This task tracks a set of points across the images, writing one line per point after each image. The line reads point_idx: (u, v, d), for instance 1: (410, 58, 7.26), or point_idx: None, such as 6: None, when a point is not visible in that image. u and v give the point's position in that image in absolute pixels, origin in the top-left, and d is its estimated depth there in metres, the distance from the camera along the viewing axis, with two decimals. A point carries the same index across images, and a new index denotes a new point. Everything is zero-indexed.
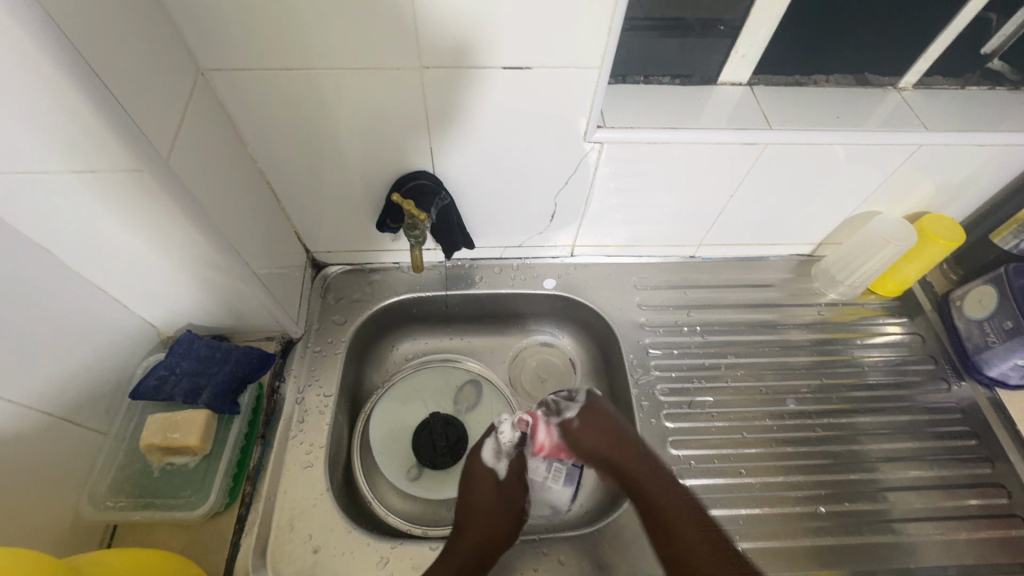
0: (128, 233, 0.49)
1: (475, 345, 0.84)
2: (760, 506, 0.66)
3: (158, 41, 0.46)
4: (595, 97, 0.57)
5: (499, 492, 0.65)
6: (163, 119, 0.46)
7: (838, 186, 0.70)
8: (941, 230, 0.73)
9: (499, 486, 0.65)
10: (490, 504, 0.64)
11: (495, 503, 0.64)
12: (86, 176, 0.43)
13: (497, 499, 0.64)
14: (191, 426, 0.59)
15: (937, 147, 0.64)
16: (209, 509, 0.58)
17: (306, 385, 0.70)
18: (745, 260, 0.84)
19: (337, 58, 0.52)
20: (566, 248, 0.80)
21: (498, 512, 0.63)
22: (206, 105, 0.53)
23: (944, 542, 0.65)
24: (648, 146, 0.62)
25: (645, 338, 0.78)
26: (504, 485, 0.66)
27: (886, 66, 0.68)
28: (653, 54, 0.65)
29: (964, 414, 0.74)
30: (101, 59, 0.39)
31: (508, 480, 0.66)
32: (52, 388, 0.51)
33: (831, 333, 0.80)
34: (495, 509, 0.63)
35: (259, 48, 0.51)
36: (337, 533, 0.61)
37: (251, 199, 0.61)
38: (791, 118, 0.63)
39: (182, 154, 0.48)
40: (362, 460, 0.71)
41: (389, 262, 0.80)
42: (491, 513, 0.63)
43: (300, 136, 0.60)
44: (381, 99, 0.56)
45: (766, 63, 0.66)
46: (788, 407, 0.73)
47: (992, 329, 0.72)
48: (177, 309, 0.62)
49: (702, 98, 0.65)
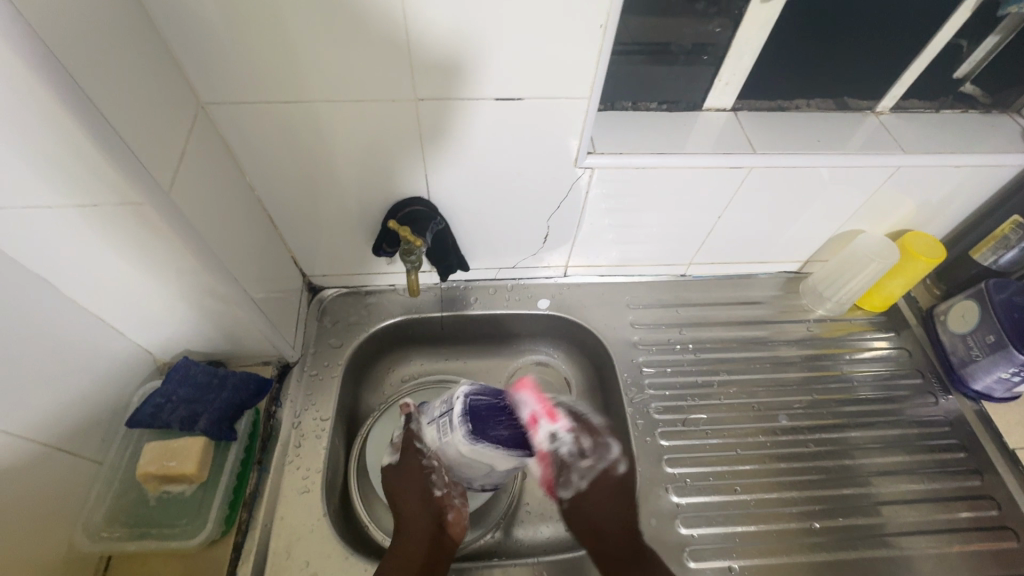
0: (127, 263, 0.50)
1: (470, 366, 0.84)
2: (755, 523, 0.66)
3: (158, 78, 0.47)
4: (585, 124, 0.59)
5: (404, 477, 0.65)
6: (163, 152, 0.47)
7: (823, 206, 0.72)
8: (923, 247, 0.75)
9: (403, 467, 0.66)
10: (402, 489, 0.65)
11: (405, 490, 0.64)
12: (87, 209, 0.43)
13: (407, 484, 0.65)
14: (188, 453, 0.59)
15: (914, 168, 0.66)
16: (204, 538, 0.58)
17: (302, 409, 0.70)
18: (734, 277, 0.86)
19: (332, 90, 0.54)
20: (560, 268, 0.82)
21: (414, 498, 0.64)
22: (205, 138, 0.54)
23: (937, 555, 0.65)
24: (637, 170, 0.64)
25: (639, 356, 0.79)
26: (405, 468, 0.66)
27: (865, 91, 0.70)
28: (640, 81, 0.67)
29: (952, 427, 0.75)
30: (103, 96, 0.40)
31: (408, 460, 0.66)
32: (48, 419, 0.51)
33: (821, 348, 0.81)
34: (409, 497, 0.64)
35: (258, 81, 0.52)
36: (333, 559, 0.60)
37: (248, 224, 0.61)
38: (773, 142, 0.66)
39: (181, 185, 0.49)
40: (358, 482, 0.71)
41: (384, 284, 0.81)
42: (405, 497, 0.64)
43: (296, 165, 0.61)
44: (377, 128, 0.58)
45: (749, 89, 0.69)
46: (780, 423, 0.75)
47: (975, 342, 0.73)
48: (175, 335, 0.62)
49: (689, 123, 0.68)
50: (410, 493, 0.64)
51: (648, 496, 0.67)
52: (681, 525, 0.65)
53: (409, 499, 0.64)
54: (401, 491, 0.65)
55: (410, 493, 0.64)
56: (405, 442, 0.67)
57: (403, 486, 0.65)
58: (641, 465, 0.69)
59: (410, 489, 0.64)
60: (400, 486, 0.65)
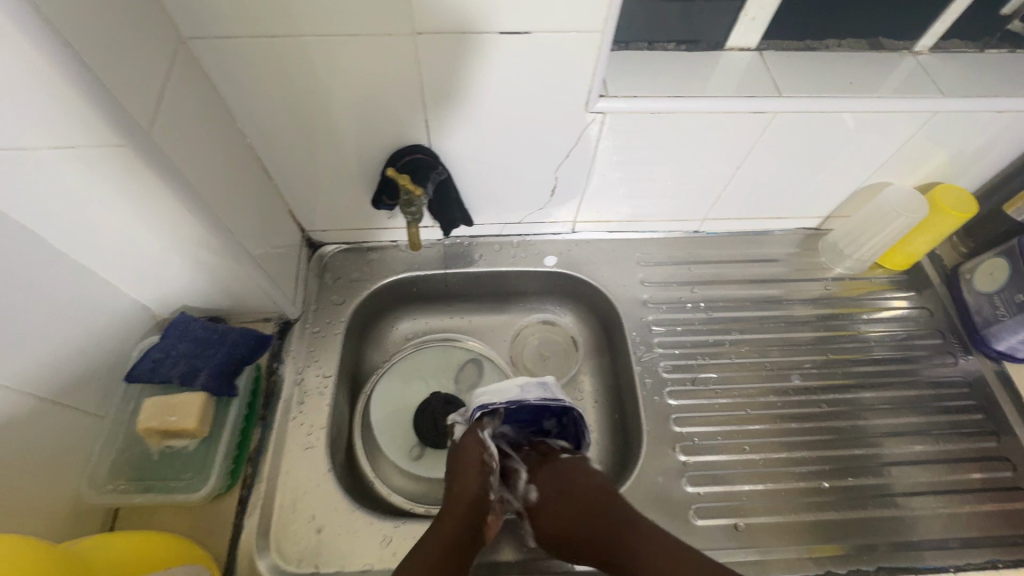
0: (113, 213, 0.47)
1: (475, 325, 0.82)
2: (763, 482, 0.66)
3: (132, 7, 0.43)
4: (597, 65, 0.55)
5: (466, 461, 0.58)
6: (140, 89, 0.43)
7: (850, 156, 0.68)
8: (953, 202, 0.71)
9: (461, 449, 0.59)
10: (465, 475, 0.57)
11: (462, 479, 0.57)
12: (63, 153, 0.40)
13: (464, 475, 0.57)
14: (189, 409, 0.59)
15: (953, 114, 0.61)
16: (208, 492, 0.58)
17: (304, 366, 0.69)
18: (749, 234, 0.82)
19: (323, 25, 0.50)
20: (568, 224, 0.78)
21: (467, 489, 0.56)
22: (187, 77, 0.50)
23: (947, 515, 0.65)
24: (652, 116, 0.60)
25: (648, 315, 0.76)
26: (465, 450, 0.59)
27: (902, 29, 0.65)
28: (656, 18, 0.62)
29: (970, 388, 0.73)
30: (73, 25, 0.37)
31: (470, 445, 0.59)
32: (45, 374, 0.50)
33: (837, 308, 0.79)
34: (461, 486, 0.57)
35: (243, 15, 0.48)
36: (340, 513, 0.61)
37: (240, 174, 0.58)
38: (800, 85, 0.61)
39: (163, 128, 0.46)
40: (364, 440, 0.71)
41: (386, 241, 0.79)
42: (460, 484, 0.57)
43: (289, 110, 0.58)
44: (373, 70, 0.54)
45: (775, 27, 0.63)
46: (792, 383, 0.73)
47: (1002, 302, 0.70)
48: (171, 290, 0.61)
49: (709, 64, 0.63)
50: (463, 484, 0.57)
51: (655, 454, 0.67)
52: (688, 483, 0.65)
53: (464, 488, 0.56)
54: (457, 477, 0.57)
55: (462, 485, 0.57)
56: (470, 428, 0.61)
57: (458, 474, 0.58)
58: (648, 425, 0.68)
59: (467, 483, 0.57)
60: (456, 472, 0.58)
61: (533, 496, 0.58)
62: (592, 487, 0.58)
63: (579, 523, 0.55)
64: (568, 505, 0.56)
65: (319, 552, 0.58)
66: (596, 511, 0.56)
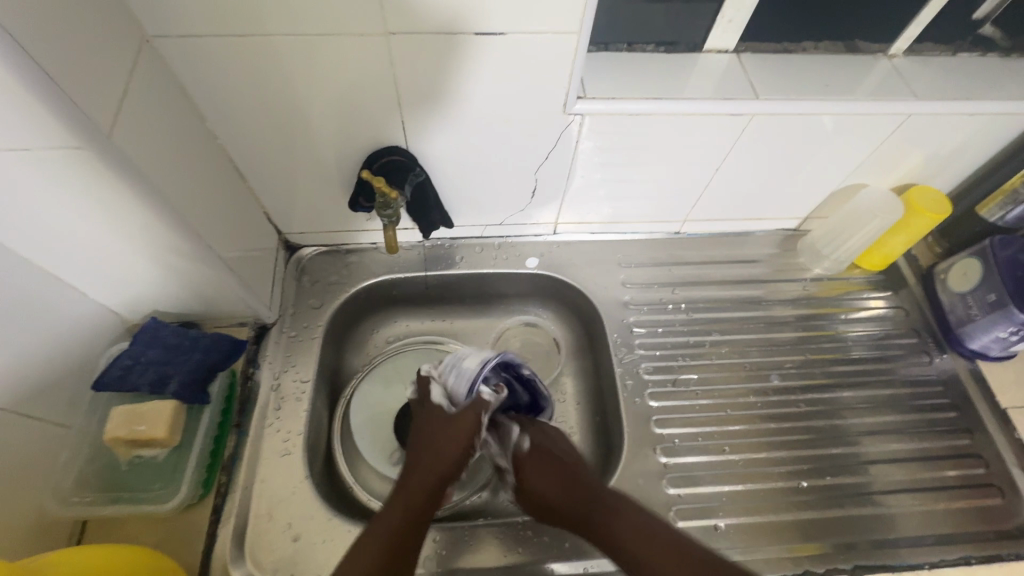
0: (74, 216, 0.45)
1: (457, 327, 0.82)
2: (743, 482, 0.66)
3: (91, 3, 0.42)
4: (574, 67, 0.54)
5: (453, 432, 0.57)
6: (102, 88, 0.42)
7: (827, 158, 0.68)
8: (929, 203, 0.72)
9: (453, 424, 0.57)
10: (444, 447, 0.57)
11: (439, 448, 0.57)
12: (19, 156, 0.39)
13: (441, 445, 0.57)
14: (158, 417, 0.57)
15: (926, 116, 0.62)
16: (180, 502, 0.57)
17: (281, 371, 0.68)
18: (729, 235, 0.83)
19: (293, 24, 0.48)
20: (549, 225, 0.78)
21: (443, 460, 0.57)
22: (153, 76, 0.49)
23: (922, 513, 0.65)
24: (630, 118, 0.60)
25: (630, 317, 0.76)
26: (454, 424, 0.57)
27: (877, 32, 0.65)
28: (635, 20, 0.62)
29: (945, 386, 0.74)
30: (25, 21, 0.35)
31: (461, 422, 0.57)
32: (6, 384, 0.48)
33: (816, 308, 0.79)
34: (437, 457, 0.57)
35: (208, 12, 0.47)
36: (316, 520, 0.60)
37: (211, 176, 0.57)
38: (777, 87, 0.61)
39: (127, 129, 0.44)
40: (343, 446, 0.70)
41: (365, 243, 0.77)
42: (438, 454, 0.57)
43: (261, 110, 0.56)
44: (346, 69, 0.53)
45: (753, 29, 0.64)
46: (771, 383, 0.73)
47: (975, 301, 0.72)
48: (141, 295, 0.59)
49: (688, 66, 0.63)
50: (440, 454, 0.57)
51: (636, 456, 0.66)
52: (669, 485, 0.65)
53: (441, 457, 0.57)
54: (434, 446, 0.57)
55: (437, 454, 0.57)
56: (467, 403, 0.58)
57: (439, 441, 0.57)
58: (629, 426, 0.68)
59: (444, 455, 0.57)
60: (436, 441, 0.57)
61: (525, 447, 0.59)
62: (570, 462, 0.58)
63: (564, 494, 0.56)
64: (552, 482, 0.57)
65: (296, 561, 0.57)
66: (573, 483, 0.56)
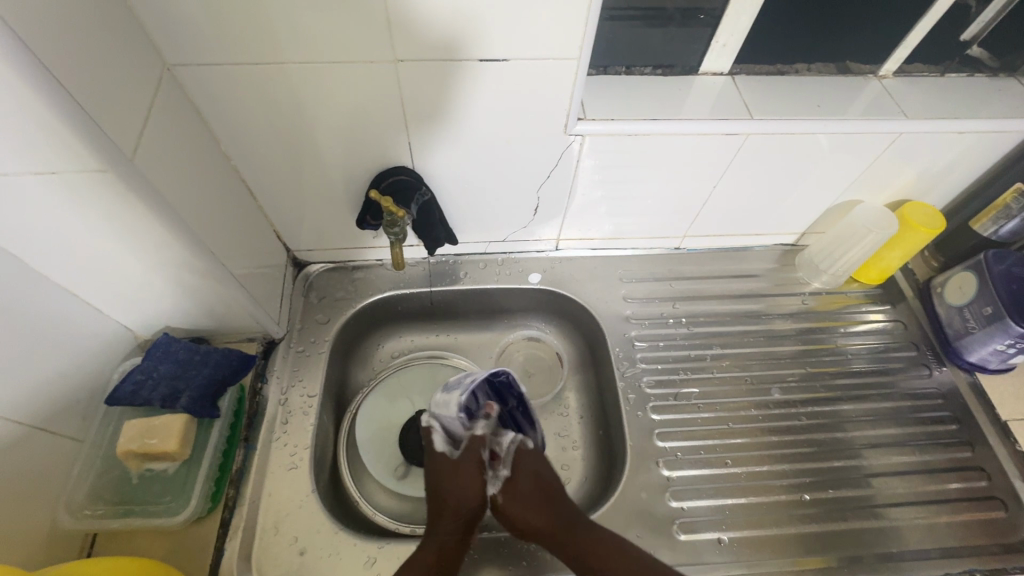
0: (94, 236, 0.47)
1: (462, 342, 0.83)
2: (746, 495, 0.66)
3: (116, 34, 0.44)
4: (574, 88, 0.57)
5: (459, 474, 0.56)
6: (125, 115, 0.44)
7: (824, 174, 0.70)
8: (922, 218, 0.73)
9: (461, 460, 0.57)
10: (452, 488, 0.56)
11: (454, 489, 0.56)
12: (45, 179, 0.41)
13: (457, 481, 0.56)
14: (169, 431, 0.58)
15: (916, 135, 0.64)
16: (189, 516, 0.57)
17: (288, 386, 0.69)
18: (729, 250, 0.84)
19: (305, 51, 0.51)
20: (551, 242, 0.80)
21: (463, 502, 0.56)
22: (171, 102, 0.51)
23: (926, 526, 0.65)
24: (628, 138, 0.62)
25: (631, 331, 0.78)
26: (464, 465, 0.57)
27: (867, 54, 0.68)
28: (634, 45, 0.65)
29: (945, 399, 0.75)
30: (54, 53, 0.37)
31: (468, 460, 0.56)
32: (27, 399, 0.50)
33: (816, 322, 0.80)
34: (455, 492, 0.56)
35: (227, 43, 0.49)
36: (322, 534, 0.60)
37: (224, 197, 0.59)
38: (770, 107, 0.63)
39: (147, 153, 0.46)
40: (348, 459, 0.71)
41: (371, 259, 0.79)
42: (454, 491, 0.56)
43: (273, 133, 0.59)
44: (356, 94, 0.55)
45: (747, 51, 0.66)
46: (773, 397, 0.74)
47: (972, 315, 0.73)
48: (155, 312, 0.61)
49: (683, 87, 0.65)
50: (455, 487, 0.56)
51: (639, 470, 0.67)
52: (672, 498, 0.65)
53: (452, 501, 0.56)
54: (450, 485, 0.56)
55: (456, 491, 0.56)
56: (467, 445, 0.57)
57: (452, 477, 0.56)
58: (632, 440, 0.69)
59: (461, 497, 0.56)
60: (453, 481, 0.56)
61: (511, 487, 0.58)
62: (551, 480, 0.59)
63: (539, 513, 0.56)
64: (531, 491, 0.57)
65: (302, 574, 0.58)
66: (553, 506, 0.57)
